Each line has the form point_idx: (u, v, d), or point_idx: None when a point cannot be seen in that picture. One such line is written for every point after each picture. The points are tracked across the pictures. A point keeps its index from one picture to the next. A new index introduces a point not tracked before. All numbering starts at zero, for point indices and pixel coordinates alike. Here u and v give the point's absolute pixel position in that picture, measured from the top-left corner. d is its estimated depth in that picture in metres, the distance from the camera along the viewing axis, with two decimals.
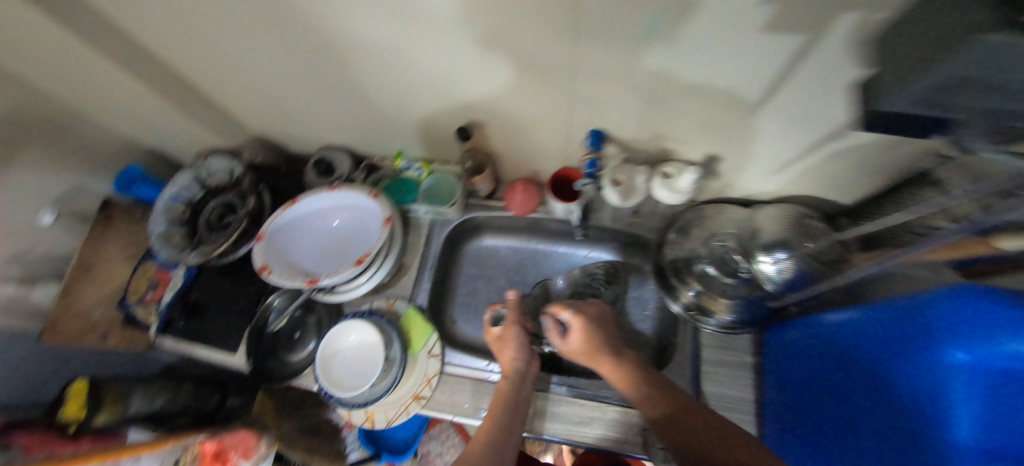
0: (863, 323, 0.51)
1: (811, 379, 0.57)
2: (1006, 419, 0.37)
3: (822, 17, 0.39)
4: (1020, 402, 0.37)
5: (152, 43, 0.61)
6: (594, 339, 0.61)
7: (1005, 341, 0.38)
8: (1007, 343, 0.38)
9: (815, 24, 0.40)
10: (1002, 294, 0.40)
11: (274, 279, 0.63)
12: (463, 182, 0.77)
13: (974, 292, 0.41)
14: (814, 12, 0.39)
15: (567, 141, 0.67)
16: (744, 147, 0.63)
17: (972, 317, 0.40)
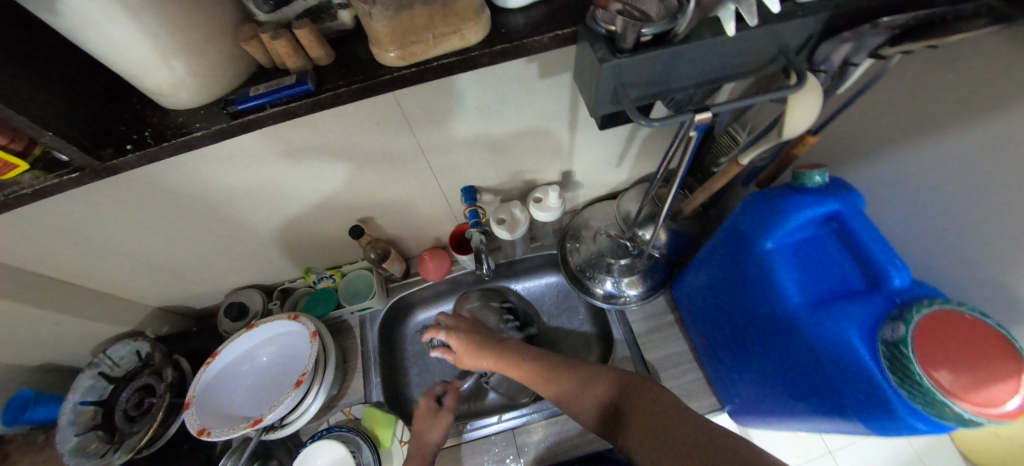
0: (716, 249, 0.64)
1: (710, 308, 0.69)
2: (813, 273, 0.50)
3: (567, 61, 0.55)
4: (815, 257, 0.51)
5: (22, 262, 0.62)
6: (469, 344, 0.70)
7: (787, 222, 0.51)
8: (788, 223, 0.51)
9: (567, 67, 0.56)
10: (772, 192, 0.54)
11: (216, 437, 0.61)
12: (376, 272, 0.83)
13: (759, 199, 0.54)
14: (561, 61, 0.55)
15: (450, 204, 0.78)
16: (583, 158, 0.78)
17: (762, 215, 0.53)
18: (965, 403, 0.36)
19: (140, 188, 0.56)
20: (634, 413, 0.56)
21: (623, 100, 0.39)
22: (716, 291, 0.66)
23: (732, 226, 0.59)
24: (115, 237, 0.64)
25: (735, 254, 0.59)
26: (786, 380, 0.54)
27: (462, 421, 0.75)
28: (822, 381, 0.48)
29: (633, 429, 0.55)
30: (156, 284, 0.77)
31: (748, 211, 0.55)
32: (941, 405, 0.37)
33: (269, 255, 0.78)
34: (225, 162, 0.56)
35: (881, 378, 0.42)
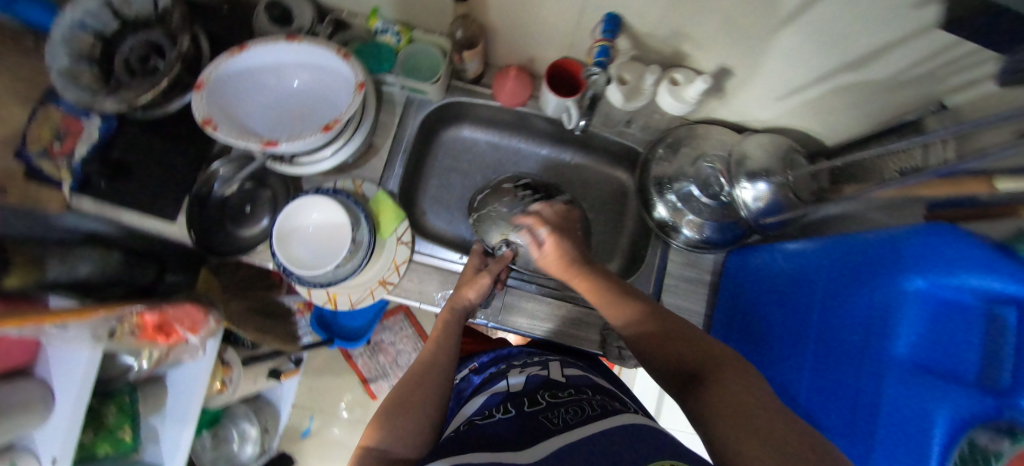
0: (834, 248, 0.51)
1: (773, 294, 0.60)
2: (941, 343, 0.38)
3: None
4: (957, 330, 0.37)
5: None
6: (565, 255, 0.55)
7: (966, 276, 0.37)
8: (966, 278, 0.37)
9: None
10: (970, 233, 0.37)
11: (221, 136, 0.53)
12: (448, 59, 0.67)
13: (947, 231, 0.39)
14: None
15: (576, 26, 0.59)
16: (759, 63, 0.58)
17: (939, 254, 0.39)
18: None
19: None
20: (712, 391, 0.39)
21: None
22: (791, 286, 0.57)
23: (888, 239, 0.44)
24: None
25: (861, 266, 0.46)
26: (813, 402, 0.49)
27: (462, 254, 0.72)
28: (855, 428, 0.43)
29: (705, 399, 0.39)
30: None
31: (918, 235, 0.40)
32: None
33: None
34: None
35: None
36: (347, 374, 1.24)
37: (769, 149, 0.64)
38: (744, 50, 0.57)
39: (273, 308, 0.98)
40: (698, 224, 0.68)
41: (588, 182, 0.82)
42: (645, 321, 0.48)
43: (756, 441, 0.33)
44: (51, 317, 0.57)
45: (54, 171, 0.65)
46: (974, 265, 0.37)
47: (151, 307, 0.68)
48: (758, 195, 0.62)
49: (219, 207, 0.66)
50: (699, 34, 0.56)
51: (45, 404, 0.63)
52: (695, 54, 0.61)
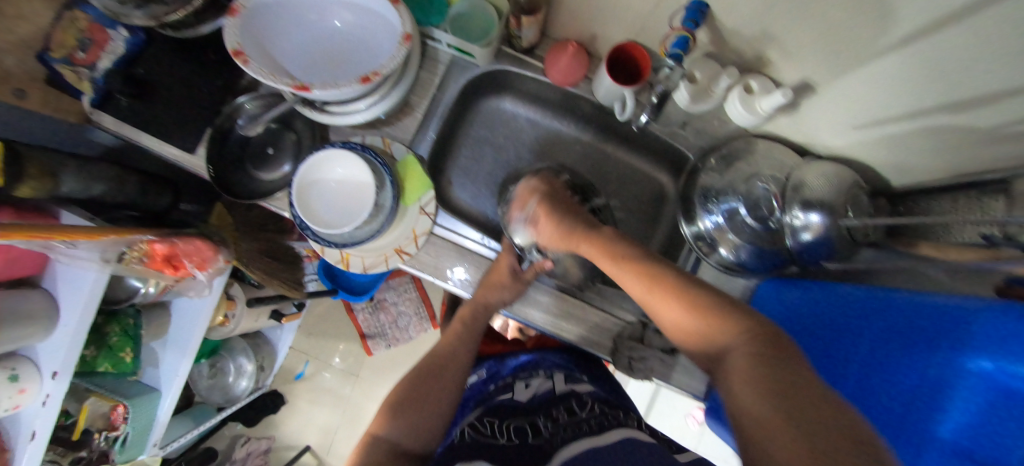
0: (894, 306, 0.46)
1: (807, 336, 0.56)
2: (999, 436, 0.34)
3: None
4: None
5: None
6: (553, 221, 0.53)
7: None
8: None
9: None
10: None
11: (253, 72, 0.48)
12: (503, 21, 0.61)
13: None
14: None
15: (654, 8, 0.52)
16: (848, 84, 0.51)
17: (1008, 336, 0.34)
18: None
19: None
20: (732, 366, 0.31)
21: None
22: (829, 334, 0.53)
23: (955, 309, 0.39)
24: None
25: (918, 334, 0.42)
26: None
27: (484, 234, 0.69)
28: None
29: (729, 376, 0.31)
30: None
31: (987, 315, 0.36)
32: None
33: None
34: None
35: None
36: (347, 326, 1.25)
37: (832, 180, 0.58)
38: (835, 67, 0.50)
39: (282, 252, 0.96)
40: (735, 245, 0.64)
41: (625, 179, 0.77)
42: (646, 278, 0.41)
43: (773, 407, 0.26)
44: (60, 234, 0.55)
45: (76, 81, 0.61)
46: None
47: (162, 238, 0.67)
48: (806, 228, 0.57)
49: (241, 145, 0.63)
50: (789, 40, 0.50)
51: (48, 317, 0.63)
52: (777, 61, 0.54)
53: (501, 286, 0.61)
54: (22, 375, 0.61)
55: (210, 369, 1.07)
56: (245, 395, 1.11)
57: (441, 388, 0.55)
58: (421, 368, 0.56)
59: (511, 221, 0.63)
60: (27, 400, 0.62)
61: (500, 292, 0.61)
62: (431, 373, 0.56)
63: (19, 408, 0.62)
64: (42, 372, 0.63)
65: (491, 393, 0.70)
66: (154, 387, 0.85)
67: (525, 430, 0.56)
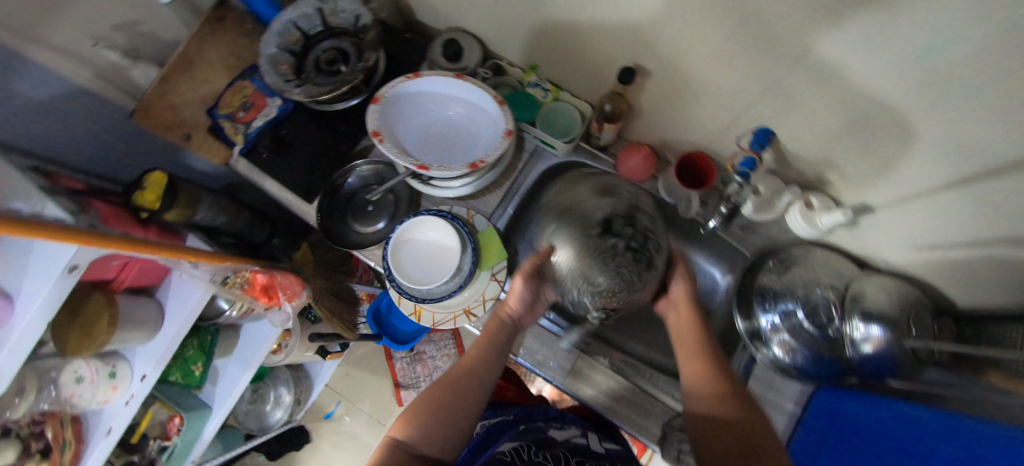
0: (956, 430, 0.46)
1: (868, 455, 0.55)
2: None
3: None
4: None
5: None
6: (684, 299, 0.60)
7: None
8: None
9: None
10: None
11: (384, 148, 0.59)
12: (586, 124, 0.71)
13: None
14: None
15: (722, 128, 0.61)
16: (907, 211, 0.56)
17: None
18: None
19: None
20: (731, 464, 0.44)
21: None
22: (896, 454, 0.51)
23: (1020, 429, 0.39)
24: None
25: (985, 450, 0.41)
26: None
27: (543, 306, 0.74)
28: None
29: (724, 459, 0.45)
30: None
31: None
32: None
33: (512, 24, 0.65)
34: None
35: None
36: (383, 372, 1.28)
37: (893, 296, 0.60)
38: (892, 196, 0.55)
39: (344, 293, 1.04)
40: (790, 348, 0.65)
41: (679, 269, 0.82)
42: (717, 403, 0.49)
43: None
44: (189, 255, 0.66)
45: (230, 132, 0.75)
46: None
47: (264, 269, 0.79)
48: (866, 340, 0.58)
49: (346, 200, 0.73)
50: (851, 169, 0.56)
51: (154, 324, 0.71)
52: (838, 184, 0.59)
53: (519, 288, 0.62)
54: (119, 373, 0.68)
55: (252, 393, 1.11)
56: (277, 426, 1.13)
57: (463, 408, 0.55)
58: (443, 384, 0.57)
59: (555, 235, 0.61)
60: (115, 397, 0.68)
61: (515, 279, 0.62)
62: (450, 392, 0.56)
63: (106, 403, 0.68)
64: (133, 373, 0.70)
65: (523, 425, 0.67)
66: (206, 403, 0.89)
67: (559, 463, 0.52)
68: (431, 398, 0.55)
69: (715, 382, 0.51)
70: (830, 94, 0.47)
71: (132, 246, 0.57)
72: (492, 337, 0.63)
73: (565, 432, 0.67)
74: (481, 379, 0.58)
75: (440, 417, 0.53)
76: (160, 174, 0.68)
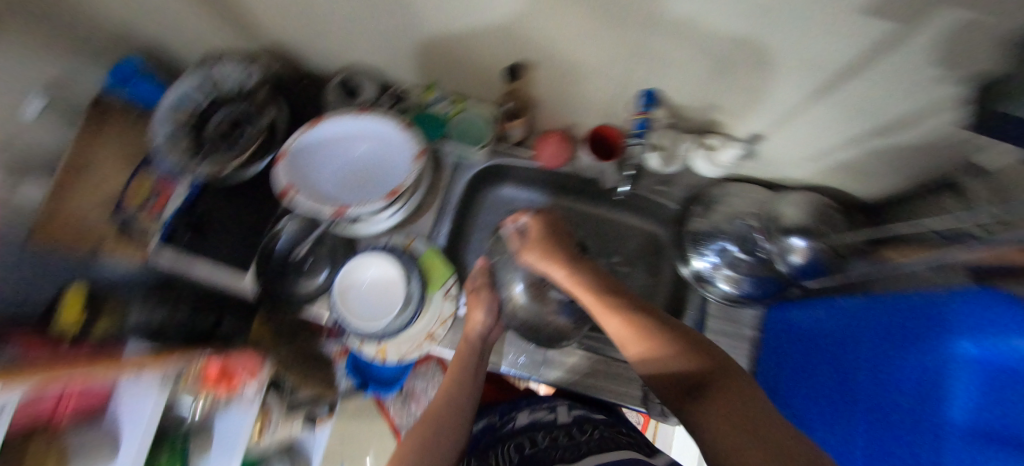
0: (873, 310, 0.55)
1: (811, 355, 0.62)
2: None
3: (917, 13, 0.37)
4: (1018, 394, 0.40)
5: None
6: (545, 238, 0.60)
7: (1012, 337, 0.39)
8: (1013, 339, 0.39)
9: (912, 17, 0.38)
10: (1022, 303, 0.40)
11: (299, 203, 0.59)
12: (495, 126, 0.72)
13: (988, 297, 0.42)
14: (910, 8, 0.37)
15: (615, 98, 0.65)
16: (792, 129, 0.61)
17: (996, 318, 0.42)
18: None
19: None
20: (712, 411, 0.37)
21: None
22: (834, 346, 0.59)
23: (931, 304, 0.48)
24: None
25: (908, 330, 0.49)
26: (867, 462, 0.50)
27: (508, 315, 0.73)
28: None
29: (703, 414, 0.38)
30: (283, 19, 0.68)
31: (967, 301, 0.44)
32: None
33: (399, 50, 0.67)
34: None
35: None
36: (378, 421, 1.25)
37: (805, 208, 0.67)
38: (777, 119, 0.60)
39: (317, 354, 1.01)
40: (734, 279, 0.70)
41: (622, 236, 0.85)
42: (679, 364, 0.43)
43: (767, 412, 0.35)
44: (130, 364, 0.63)
45: (144, 226, 0.71)
46: None
47: (217, 355, 0.75)
48: (793, 251, 0.65)
49: (282, 260, 0.75)
50: (733, 106, 0.61)
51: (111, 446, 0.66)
52: (729, 121, 0.64)
53: (477, 306, 0.68)
54: None
55: None
56: None
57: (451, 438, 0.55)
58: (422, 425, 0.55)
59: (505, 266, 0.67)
60: None
61: (474, 310, 0.68)
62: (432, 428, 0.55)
63: None
64: None
65: (496, 426, 0.69)
66: None
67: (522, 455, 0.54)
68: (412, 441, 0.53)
69: (649, 344, 0.45)
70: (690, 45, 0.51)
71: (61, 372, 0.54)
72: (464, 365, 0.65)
73: (534, 414, 0.67)
74: (458, 402, 0.59)
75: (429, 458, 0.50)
76: (78, 297, 0.75)
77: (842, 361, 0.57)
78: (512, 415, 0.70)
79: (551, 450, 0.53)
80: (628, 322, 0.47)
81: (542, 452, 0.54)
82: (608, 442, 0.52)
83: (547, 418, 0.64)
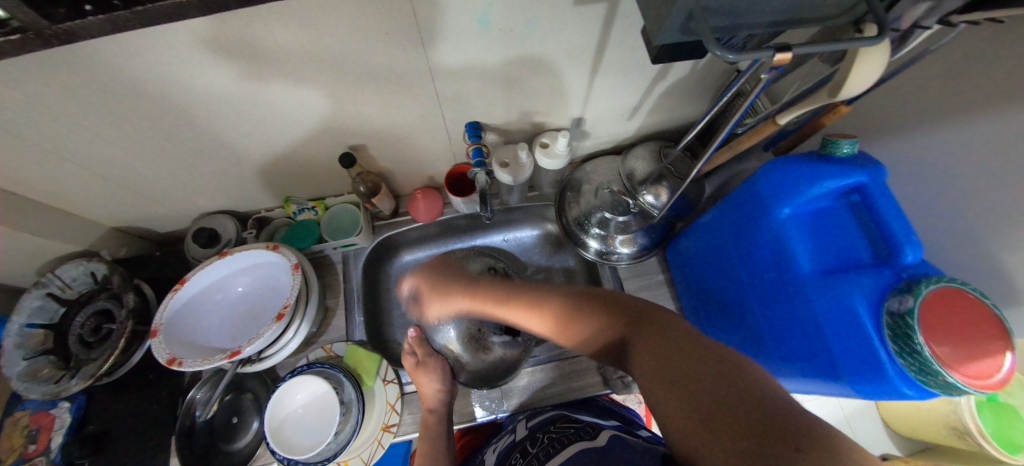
0: (718, 215, 0.63)
1: (704, 272, 0.69)
2: (828, 244, 0.50)
3: None
4: (831, 226, 0.50)
5: None
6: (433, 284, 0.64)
7: (811, 187, 0.50)
8: (812, 189, 0.50)
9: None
10: (805, 159, 0.51)
11: (189, 367, 0.56)
12: (363, 207, 0.76)
13: (785, 162, 0.53)
14: None
15: (450, 140, 0.71)
16: (596, 104, 0.72)
17: (793, 176, 0.51)
18: (958, 374, 0.38)
19: (105, 86, 0.47)
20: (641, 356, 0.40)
21: (696, 29, 0.34)
22: (712, 257, 0.66)
23: (749, 190, 0.56)
24: (68, 141, 0.54)
25: (745, 217, 0.57)
26: (779, 343, 0.56)
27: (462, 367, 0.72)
28: (818, 347, 0.50)
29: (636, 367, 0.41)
30: (113, 200, 0.67)
31: (769, 175, 0.54)
32: (934, 373, 0.39)
33: (242, 180, 0.69)
34: (197, 63, 0.46)
35: (881, 346, 0.43)
36: None
37: (646, 158, 0.75)
38: (580, 101, 0.70)
39: None
40: (625, 238, 0.77)
41: (527, 247, 0.91)
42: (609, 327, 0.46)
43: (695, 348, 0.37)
44: None
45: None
46: (812, 178, 0.50)
47: None
48: (657, 201, 0.70)
49: (206, 433, 0.66)
50: (542, 106, 0.69)
51: None
52: (549, 118, 0.74)
53: (427, 378, 0.68)
54: None
55: None
56: None
57: None
58: None
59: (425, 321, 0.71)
60: None
61: (426, 382, 0.67)
62: None
63: None
64: None
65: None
66: None
67: None
68: None
69: (575, 327, 0.49)
70: (477, 78, 0.59)
71: None
72: (434, 436, 0.64)
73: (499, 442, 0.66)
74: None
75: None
76: None
77: (721, 264, 0.64)
78: (480, 457, 0.68)
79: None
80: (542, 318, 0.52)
81: None
82: (558, 443, 0.53)
83: (507, 442, 0.63)
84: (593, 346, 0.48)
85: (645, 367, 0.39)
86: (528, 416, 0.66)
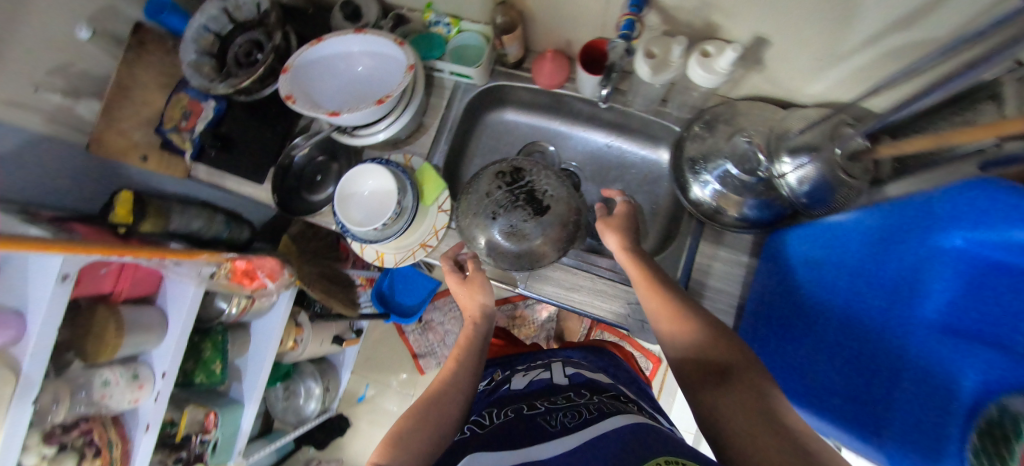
0: (858, 219, 0.49)
1: (789, 280, 0.57)
2: (980, 307, 0.41)
3: None
4: (999, 289, 0.40)
5: None
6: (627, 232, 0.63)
7: (1010, 229, 0.37)
8: (1011, 231, 0.37)
9: None
10: (1000, 181, 0.36)
11: (298, 108, 0.63)
12: (492, 44, 0.74)
13: (981, 184, 0.37)
14: None
15: (607, 6, 0.62)
16: (797, 32, 0.56)
17: (979, 209, 0.39)
18: None
19: None
20: (734, 393, 0.44)
21: None
22: (808, 264, 0.54)
23: (911, 200, 0.44)
24: None
25: (893, 228, 0.46)
26: (831, 378, 0.49)
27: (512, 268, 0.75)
28: (875, 385, 0.45)
29: (728, 394, 0.44)
30: None
31: (952, 195, 0.40)
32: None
33: None
34: None
35: (960, 422, 0.36)
36: (398, 346, 1.47)
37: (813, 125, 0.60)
38: (782, 20, 0.55)
39: (339, 277, 1.15)
40: (737, 201, 0.66)
41: (624, 165, 0.85)
42: (719, 349, 0.48)
43: (784, 420, 0.39)
44: (167, 253, 0.68)
45: (180, 143, 0.76)
46: (1009, 219, 0.37)
47: (241, 256, 0.82)
48: None
49: (296, 177, 0.78)
50: (729, 5, 0.56)
51: (161, 325, 0.75)
52: (729, 26, 0.60)
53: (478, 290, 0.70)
54: (141, 374, 0.73)
55: (285, 391, 1.28)
56: (314, 415, 1.30)
57: (445, 418, 0.57)
58: (422, 408, 0.57)
59: (475, 224, 0.71)
60: (144, 396, 0.73)
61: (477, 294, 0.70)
62: (427, 409, 0.57)
63: (137, 403, 0.73)
64: (155, 372, 0.75)
65: (492, 388, 0.76)
66: (238, 399, 0.98)
67: (526, 407, 0.61)
68: (410, 416, 0.56)
69: (694, 339, 0.50)
70: None
71: (118, 251, 0.60)
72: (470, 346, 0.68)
73: (528, 375, 0.75)
74: (459, 388, 0.61)
75: (429, 430, 0.54)
76: (128, 192, 0.69)
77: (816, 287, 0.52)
78: (508, 376, 0.78)
79: (540, 412, 0.57)
80: (677, 320, 0.52)
81: (544, 414, 0.57)
82: (602, 406, 0.55)
83: (541, 380, 0.71)
84: (687, 358, 0.50)
85: (727, 408, 0.43)
86: (564, 366, 0.76)
